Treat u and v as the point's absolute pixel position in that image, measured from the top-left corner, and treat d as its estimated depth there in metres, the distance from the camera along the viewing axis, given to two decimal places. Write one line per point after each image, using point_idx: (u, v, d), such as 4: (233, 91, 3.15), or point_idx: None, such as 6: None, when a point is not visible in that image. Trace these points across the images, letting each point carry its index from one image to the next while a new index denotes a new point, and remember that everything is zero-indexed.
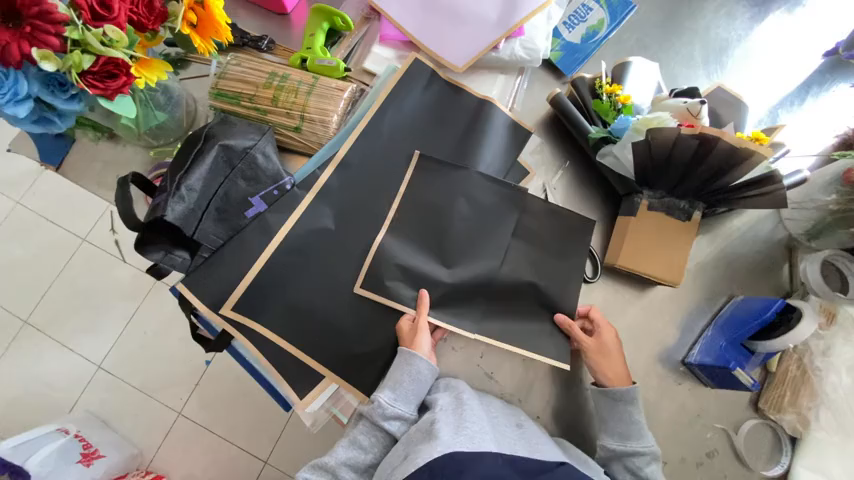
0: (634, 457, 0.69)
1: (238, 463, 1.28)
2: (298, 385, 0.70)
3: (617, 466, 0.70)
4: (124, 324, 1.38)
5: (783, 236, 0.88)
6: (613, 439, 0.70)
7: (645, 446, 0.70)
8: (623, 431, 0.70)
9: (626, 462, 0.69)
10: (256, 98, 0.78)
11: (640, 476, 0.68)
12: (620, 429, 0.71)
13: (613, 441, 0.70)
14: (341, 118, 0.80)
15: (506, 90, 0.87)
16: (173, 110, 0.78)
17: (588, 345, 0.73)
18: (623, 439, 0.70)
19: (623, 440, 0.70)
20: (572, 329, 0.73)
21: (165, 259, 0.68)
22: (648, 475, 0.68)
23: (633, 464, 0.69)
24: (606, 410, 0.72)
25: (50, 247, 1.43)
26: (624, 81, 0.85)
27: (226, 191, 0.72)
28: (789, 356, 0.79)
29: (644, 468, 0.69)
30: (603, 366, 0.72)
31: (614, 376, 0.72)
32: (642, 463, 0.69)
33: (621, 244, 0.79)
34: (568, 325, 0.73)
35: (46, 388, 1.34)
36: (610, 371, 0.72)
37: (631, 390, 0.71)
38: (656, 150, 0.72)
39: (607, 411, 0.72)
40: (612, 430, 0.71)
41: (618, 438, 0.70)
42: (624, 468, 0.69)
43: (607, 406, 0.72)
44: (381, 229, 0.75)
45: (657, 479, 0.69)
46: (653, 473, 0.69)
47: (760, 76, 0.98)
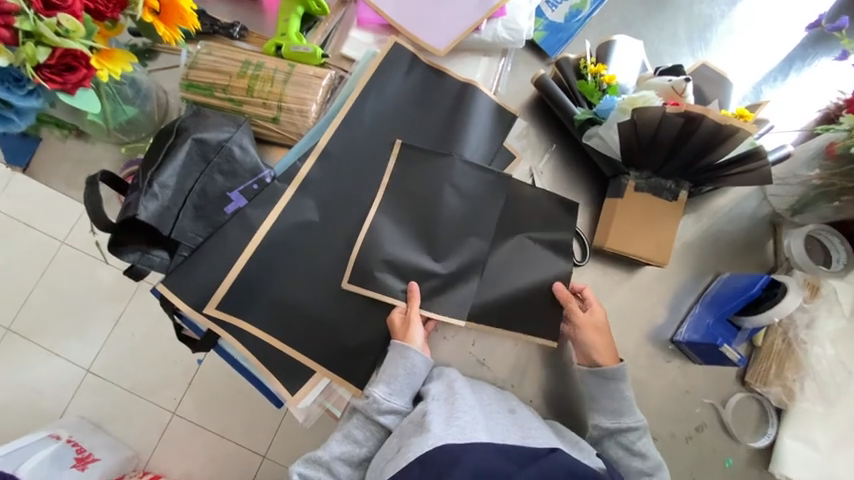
0: (626, 433, 0.71)
1: (237, 458, 1.28)
2: (288, 381, 0.69)
3: (609, 443, 0.72)
4: (111, 327, 1.35)
5: (767, 212, 0.88)
6: (606, 418, 0.72)
7: (636, 421, 0.72)
8: (616, 409, 0.72)
9: (619, 439, 0.71)
10: (230, 89, 0.75)
11: (633, 450, 0.71)
12: (612, 408, 0.72)
13: (606, 419, 0.72)
14: (321, 107, 0.77)
15: (490, 73, 0.85)
16: (144, 104, 0.74)
17: (582, 318, 0.73)
18: (615, 417, 0.71)
19: (615, 418, 0.71)
20: (568, 300, 0.73)
21: (143, 259, 0.67)
22: (641, 449, 0.71)
23: (626, 440, 0.71)
24: (592, 389, 0.73)
25: (27, 251, 1.38)
26: (609, 60, 0.83)
27: (202, 186, 0.69)
28: (775, 330, 0.80)
29: (636, 443, 0.71)
30: (596, 342, 0.73)
31: (605, 354, 0.73)
32: (634, 438, 0.71)
33: (609, 226, 0.78)
34: (565, 296, 0.73)
35: (34, 394, 1.31)
36: (602, 348, 0.73)
37: (620, 367, 0.72)
38: (641, 130, 0.71)
39: (596, 392, 0.72)
40: (604, 409, 0.72)
41: (611, 415, 0.72)
42: (617, 444, 0.71)
43: (597, 384, 0.72)
44: (366, 220, 0.73)
45: (650, 450, 0.71)
46: (645, 445, 0.71)
47: (743, 52, 0.97)
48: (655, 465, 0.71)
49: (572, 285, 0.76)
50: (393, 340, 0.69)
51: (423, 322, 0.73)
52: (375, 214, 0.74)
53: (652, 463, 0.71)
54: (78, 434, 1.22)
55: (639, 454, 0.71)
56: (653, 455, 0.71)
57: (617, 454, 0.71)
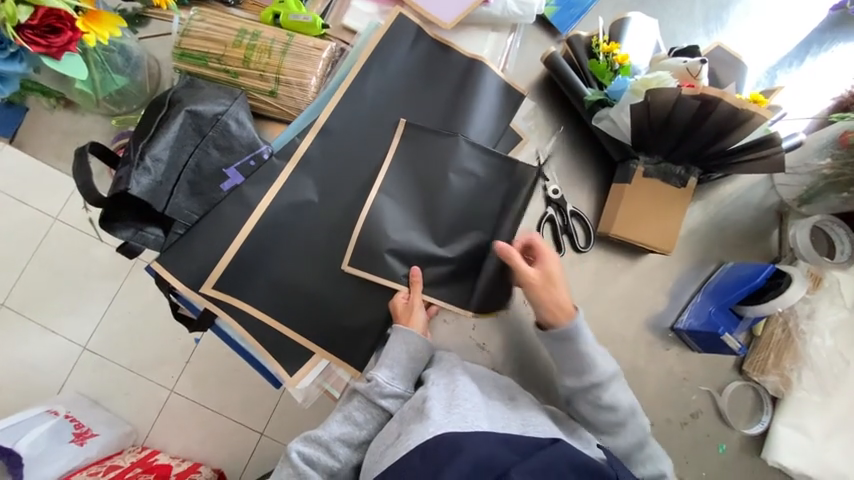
0: (592, 389, 0.69)
1: (235, 435, 1.29)
2: (287, 362, 0.68)
3: (579, 400, 0.70)
4: (107, 305, 1.34)
5: (774, 202, 0.87)
6: (570, 378, 0.70)
7: (600, 376, 0.69)
8: (577, 367, 0.69)
9: (586, 397, 0.69)
10: (226, 59, 0.72)
11: (603, 405, 0.69)
12: (573, 367, 0.69)
13: (569, 379, 0.70)
14: (321, 80, 0.74)
15: (498, 49, 0.81)
16: (134, 73, 0.71)
17: (531, 278, 0.69)
18: (579, 376, 0.69)
19: (578, 377, 0.69)
20: (512, 258, 0.68)
21: (136, 236, 0.65)
22: (610, 401, 0.69)
23: (593, 396, 0.69)
24: (553, 350, 0.70)
25: (19, 227, 1.35)
26: (622, 39, 0.80)
27: (197, 162, 0.67)
28: (775, 320, 0.80)
29: (604, 397, 0.69)
30: (546, 302, 0.68)
31: (558, 312, 0.69)
32: (601, 393, 0.69)
33: (615, 212, 0.77)
34: (509, 255, 0.68)
35: (31, 370, 1.31)
36: (554, 306, 0.69)
37: (574, 325, 0.68)
38: (655, 112, 0.68)
39: (557, 352, 0.70)
40: (568, 370, 0.70)
41: (575, 375, 0.69)
42: (586, 401, 0.70)
43: (556, 344, 0.70)
44: (368, 200, 0.71)
45: (620, 399, 0.70)
46: (614, 396, 0.69)
47: (760, 35, 0.93)
48: (627, 413, 0.69)
49: (517, 241, 0.72)
50: (398, 326, 0.67)
51: (425, 307, 0.72)
52: (376, 194, 0.71)
53: (624, 412, 0.69)
54: (76, 410, 1.22)
55: (609, 407, 0.69)
56: (623, 405, 0.69)
57: (588, 410, 0.70)
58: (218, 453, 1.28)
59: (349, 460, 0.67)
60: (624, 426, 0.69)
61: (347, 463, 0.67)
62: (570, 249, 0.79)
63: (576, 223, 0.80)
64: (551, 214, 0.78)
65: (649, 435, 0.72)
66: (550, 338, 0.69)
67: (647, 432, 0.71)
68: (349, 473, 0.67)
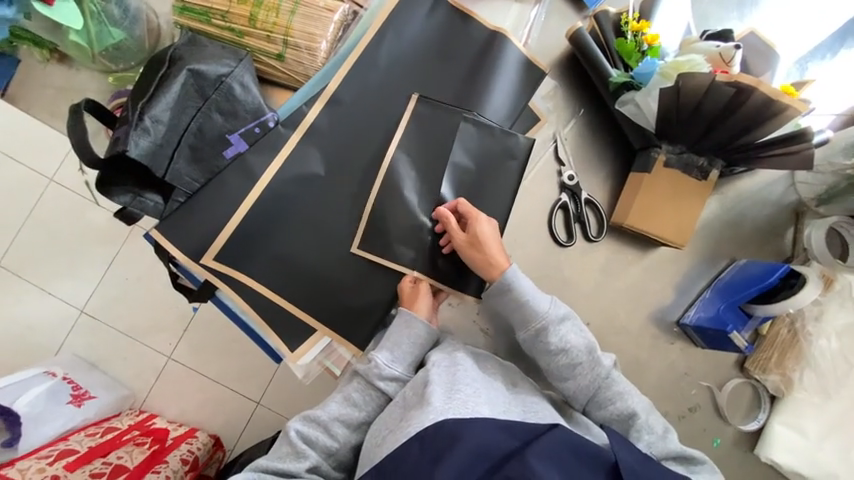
0: (541, 335, 0.66)
1: (232, 402, 1.30)
2: (288, 338, 0.67)
3: (536, 352, 0.67)
4: (104, 269, 1.32)
5: (793, 200, 0.84)
6: (521, 330, 0.67)
7: (543, 320, 0.66)
8: (522, 316, 0.66)
9: (538, 346, 0.66)
10: (231, 16, 0.67)
11: (554, 352, 0.66)
12: (518, 318, 0.67)
13: (520, 333, 0.67)
14: (331, 46, 0.69)
15: (521, 22, 0.77)
16: (132, 28, 0.66)
17: (457, 242, 0.66)
18: (525, 326, 0.66)
19: (526, 328, 0.66)
20: (446, 223, 0.67)
21: (135, 202, 0.62)
22: (559, 344, 0.65)
23: (544, 345, 0.66)
24: (498, 305, 0.68)
25: (13, 186, 1.32)
26: (653, 17, 0.75)
27: (199, 126, 0.63)
28: (781, 321, 0.79)
29: (552, 342, 0.66)
30: (478, 262, 0.67)
31: (490, 268, 0.67)
32: (550, 339, 0.66)
33: (631, 202, 0.74)
34: (445, 220, 0.67)
35: (29, 331, 1.30)
36: (486, 263, 0.67)
37: (506, 279, 0.66)
38: (684, 99, 0.65)
39: (504, 307, 0.68)
40: (517, 321, 0.67)
41: (522, 326, 0.67)
42: (541, 352, 0.67)
43: (499, 298, 0.67)
44: (377, 177, 0.69)
45: (572, 340, 0.66)
46: (564, 337, 0.66)
47: (795, 21, 0.88)
48: (581, 352, 0.66)
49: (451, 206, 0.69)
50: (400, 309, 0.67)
51: (433, 293, 0.71)
52: (385, 173, 0.68)
53: (577, 351, 0.66)
54: (73, 372, 1.22)
55: (561, 350, 0.66)
56: (573, 345, 0.66)
57: (543, 359, 0.67)
58: (215, 420, 1.29)
59: (348, 441, 0.67)
60: (581, 366, 0.66)
61: (346, 443, 0.67)
62: (581, 238, 0.77)
63: (589, 211, 0.77)
64: (565, 202, 0.76)
65: (617, 373, 0.68)
66: (490, 295, 0.68)
67: (612, 368, 0.67)
68: (348, 453, 0.67)
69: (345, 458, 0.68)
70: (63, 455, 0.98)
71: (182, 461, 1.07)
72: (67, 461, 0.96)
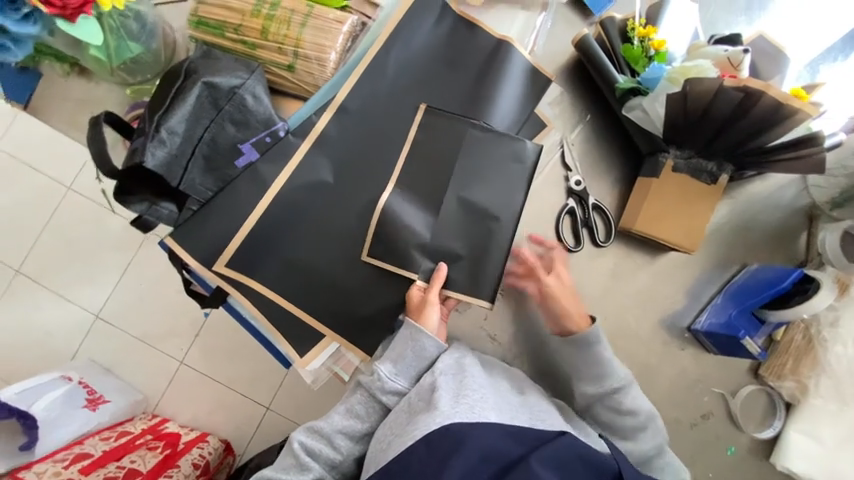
0: (614, 395, 0.68)
1: (242, 407, 1.31)
2: (299, 344, 0.69)
3: (598, 407, 0.70)
4: (119, 275, 1.35)
5: (806, 203, 0.83)
6: (591, 385, 0.69)
7: (620, 381, 0.68)
8: (598, 373, 0.69)
9: (607, 402, 0.69)
10: (243, 29, 0.69)
11: (622, 410, 0.68)
12: (594, 373, 0.69)
13: (590, 387, 0.69)
14: (340, 56, 0.70)
15: (527, 30, 0.77)
16: (149, 42, 0.68)
17: (549, 285, 0.71)
18: (600, 382, 0.69)
19: (599, 383, 0.69)
20: (535, 265, 0.72)
21: (150, 211, 0.63)
22: (629, 408, 0.68)
23: (614, 402, 0.68)
24: (574, 360, 0.70)
25: (34, 195, 1.36)
26: (660, 23, 0.75)
27: (213, 136, 0.65)
28: (797, 326, 0.78)
29: (624, 402, 0.68)
30: (564, 308, 0.70)
31: (575, 317, 0.70)
32: (622, 399, 0.68)
33: (639, 208, 0.74)
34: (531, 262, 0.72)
35: (46, 336, 1.33)
36: (572, 313, 0.70)
37: (594, 329, 0.68)
38: (692, 103, 0.65)
39: (579, 360, 0.69)
40: (588, 376, 0.69)
41: (596, 382, 0.69)
42: (607, 408, 0.69)
43: (578, 351, 0.69)
44: (388, 186, 0.69)
45: (640, 404, 0.69)
46: (634, 402, 0.68)
47: (806, 23, 0.88)
48: (647, 417, 0.69)
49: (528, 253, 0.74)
50: (408, 318, 0.67)
51: (442, 300, 0.70)
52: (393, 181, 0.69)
53: (644, 417, 0.68)
54: (89, 376, 1.25)
55: (630, 412, 0.68)
56: (643, 409, 0.69)
57: (609, 416, 0.69)
58: (226, 424, 1.31)
59: (351, 452, 0.68)
60: (644, 431, 0.68)
61: (349, 455, 0.67)
62: (588, 243, 0.77)
63: (597, 217, 0.77)
64: (573, 207, 0.76)
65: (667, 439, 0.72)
66: (570, 344, 0.69)
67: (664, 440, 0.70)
68: (350, 465, 0.68)
69: (349, 468, 0.68)
70: (79, 458, 1.00)
71: (193, 465, 1.09)
72: (82, 464, 0.98)
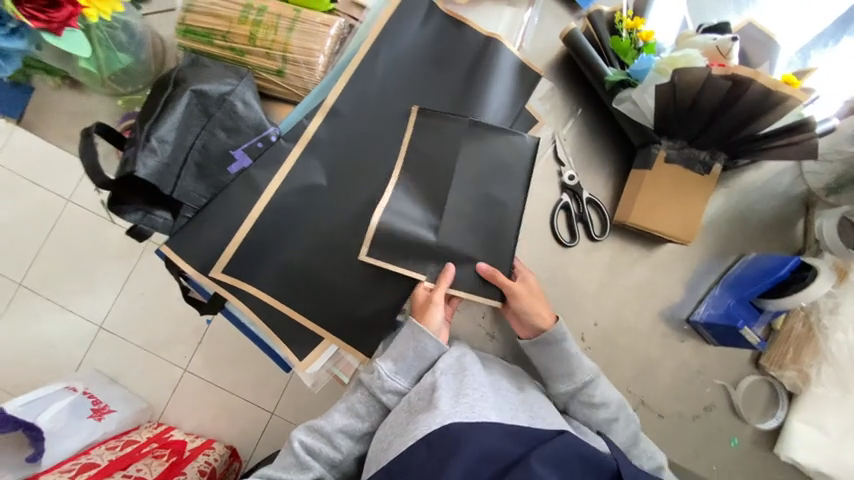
0: (584, 389, 0.67)
1: (246, 413, 1.32)
2: (297, 348, 0.69)
3: (573, 404, 0.69)
4: (120, 285, 1.36)
5: (802, 190, 0.83)
6: (561, 381, 0.68)
7: (588, 373, 0.68)
8: (566, 369, 0.68)
9: (579, 398, 0.68)
10: (231, 36, 0.69)
11: (595, 404, 0.67)
12: (562, 371, 0.68)
13: (562, 385, 0.68)
14: (329, 59, 0.70)
15: (514, 26, 0.77)
16: (138, 52, 0.68)
17: (515, 292, 0.68)
18: (569, 379, 0.68)
19: (570, 380, 0.68)
20: (496, 276, 0.68)
21: (145, 219, 0.64)
22: (601, 400, 0.67)
23: (586, 397, 0.67)
24: (540, 358, 0.69)
25: (34, 208, 1.37)
26: (647, 14, 0.74)
27: (204, 143, 0.65)
28: (796, 314, 0.78)
29: (595, 395, 0.67)
30: (532, 312, 0.68)
31: (542, 318, 0.68)
32: (593, 392, 0.67)
33: (633, 201, 0.74)
34: (492, 273, 0.68)
35: (50, 348, 1.34)
36: (538, 314, 0.68)
37: (560, 328, 0.68)
38: (681, 93, 0.65)
39: (547, 359, 0.69)
40: (557, 373, 0.68)
41: (565, 378, 0.68)
42: (580, 403, 0.68)
43: (543, 351, 0.68)
44: (387, 188, 0.69)
45: (610, 396, 0.68)
46: (605, 395, 0.68)
47: (795, 10, 0.87)
48: (618, 408, 0.68)
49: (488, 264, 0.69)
50: (411, 318, 0.67)
51: (447, 300, 0.70)
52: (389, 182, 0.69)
53: (615, 408, 0.67)
54: (93, 386, 1.25)
55: (602, 405, 0.67)
56: (613, 399, 0.68)
57: (582, 411, 0.68)
58: (231, 430, 1.31)
59: (351, 452, 0.68)
60: (619, 421, 0.67)
61: (349, 455, 0.67)
62: (584, 237, 0.77)
63: (591, 211, 0.77)
64: (567, 202, 0.75)
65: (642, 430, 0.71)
66: (538, 346, 0.68)
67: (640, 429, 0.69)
68: (351, 464, 0.68)
69: (349, 468, 0.68)
70: (85, 468, 1.00)
71: (199, 471, 1.09)
72: (89, 473, 0.98)
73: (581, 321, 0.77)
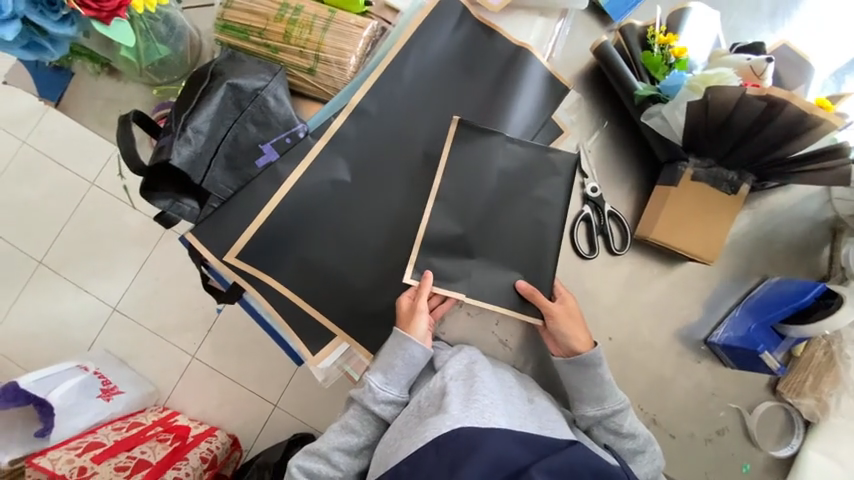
0: (613, 417, 0.67)
1: (250, 403, 1.33)
2: (311, 342, 0.69)
3: (598, 430, 0.68)
4: (137, 269, 1.39)
5: (830, 216, 0.81)
6: (589, 406, 0.68)
7: (619, 403, 0.67)
8: (597, 394, 0.67)
9: (607, 425, 0.67)
10: (267, 33, 0.70)
11: (623, 433, 0.67)
12: (593, 394, 0.68)
13: (590, 408, 0.67)
14: (360, 60, 0.71)
15: (545, 36, 0.78)
16: (177, 44, 0.70)
17: (554, 313, 0.68)
18: (599, 403, 0.67)
19: (599, 404, 0.67)
20: (535, 294, 0.68)
21: (173, 207, 0.65)
22: (629, 431, 0.67)
23: (613, 425, 0.67)
24: (573, 380, 0.68)
25: (59, 189, 1.41)
26: (680, 31, 0.74)
27: (235, 135, 0.67)
28: (817, 342, 0.76)
29: (624, 425, 0.67)
30: (569, 334, 0.68)
31: (579, 342, 0.68)
32: (622, 421, 0.67)
33: (656, 216, 0.73)
34: (531, 292, 0.68)
35: (65, 326, 1.37)
36: (575, 337, 0.68)
37: (595, 352, 0.67)
38: (713, 111, 0.64)
39: (576, 382, 0.68)
40: (588, 398, 0.68)
41: (595, 403, 0.67)
42: (606, 430, 0.67)
43: (576, 373, 0.68)
44: (429, 203, 0.69)
45: (638, 428, 0.68)
46: (633, 426, 0.67)
47: (832, 32, 0.86)
48: (645, 439, 0.68)
49: (530, 284, 0.69)
50: (396, 327, 0.67)
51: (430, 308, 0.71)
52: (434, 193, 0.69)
53: (642, 440, 0.67)
54: (104, 367, 1.27)
55: (630, 435, 0.67)
56: (641, 432, 0.68)
57: (607, 439, 0.68)
58: (234, 420, 1.32)
59: (351, 468, 0.68)
60: (643, 455, 0.67)
61: (348, 471, 0.68)
62: (603, 250, 0.76)
63: (612, 224, 0.76)
64: (588, 214, 0.75)
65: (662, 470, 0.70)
66: (573, 364, 0.68)
67: (662, 467, 0.69)
68: None
69: None
70: (90, 447, 1.02)
71: (201, 459, 1.11)
72: (95, 453, 1.00)
73: (596, 334, 0.76)
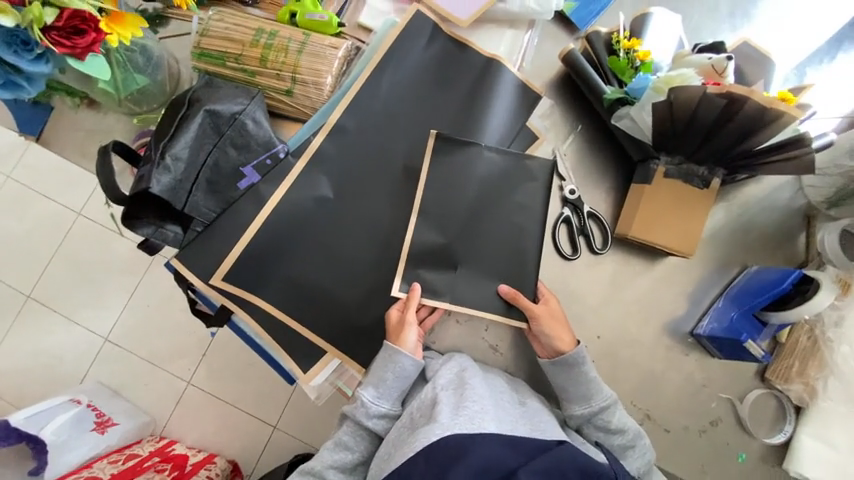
0: (602, 414, 0.68)
1: (248, 427, 1.31)
2: (301, 360, 0.70)
3: (588, 428, 0.69)
4: (127, 297, 1.38)
5: (803, 204, 0.83)
6: (577, 405, 0.68)
7: (606, 399, 0.68)
8: (585, 393, 0.68)
9: (596, 422, 0.68)
10: (243, 58, 0.72)
11: (612, 430, 0.68)
12: (581, 393, 0.68)
13: (579, 407, 0.68)
14: (336, 79, 0.73)
15: (515, 47, 0.80)
16: (155, 73, 0.71)
17: (537, 315, 0.69)
18: (586, 402, 0.68)
19: (587, 403, 0.68)
20: (519, 298, 0.69)
21: (156, 234, 0.66)
22: (619, 427, 0.67)
23: (602, 422, 0.68)
24: (559, 379, 0.69)
25: (46, 221, 1.40)
26: (644, 36, 0.77)
27: (215, 160, 0.68)
28: (801, 327, 0.78)
29: (613, 421, 0.68)
30: (554, 334, 0.69)
31: (564, 342, 0.69)
32: (611, 417, 0.68)
33: (633, 214, 0.75)
34: (514, 296, 0.69)
35: (56, 359, 1.35)
36: (560, 338, 0.69)
37: (580, 351, 0.68)
38: (678, 111, 0.66)
39: (564, 381, 0.69)
40: (576, 397, 0.68)
41: (583, 401, 0.68)
42: (596, 427, 0.68)
43: (561, 372, 0.69)
44: (412, 215, 0.70)
45: (628, 422, 0.68)
46: (622, 420, 0.68)
47: (791, 28, 0.89)
48: (636, 434, 0.68)
49: (512, 288, 0.70)
50: (387, 341, 0.67)
51: (419, 318, 0.72)
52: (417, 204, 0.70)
53: (632, 435, 0.68)
54: (97, 399, 1.26)
55: (620, 431, 0.67)
56: (630, 427, 0.68)
57: (597, 436, 0.68)
58: (233, 445, 1.30)
59: None
60: (634, 450, 0.68)
61: None
62: (586, 250, 0.78)
63: (592, 224, 0.78)
64: (568, 216, 0.76)
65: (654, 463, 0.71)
66: (562, 365, 0.68)
67: (653, 459, 0.70)
68: None
69: None
70: None
71: None
72: None
73: (585, 334, 0.77)
